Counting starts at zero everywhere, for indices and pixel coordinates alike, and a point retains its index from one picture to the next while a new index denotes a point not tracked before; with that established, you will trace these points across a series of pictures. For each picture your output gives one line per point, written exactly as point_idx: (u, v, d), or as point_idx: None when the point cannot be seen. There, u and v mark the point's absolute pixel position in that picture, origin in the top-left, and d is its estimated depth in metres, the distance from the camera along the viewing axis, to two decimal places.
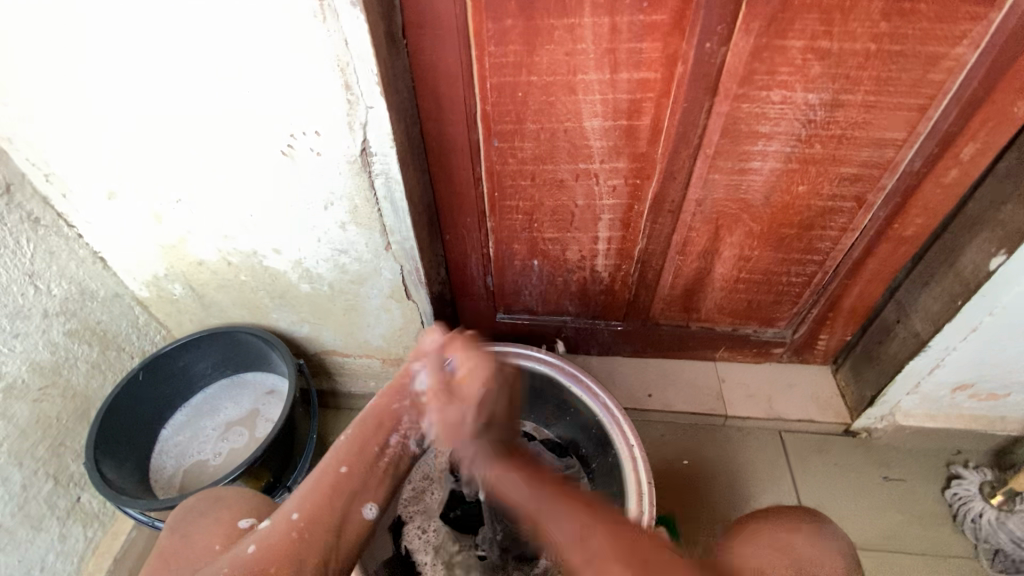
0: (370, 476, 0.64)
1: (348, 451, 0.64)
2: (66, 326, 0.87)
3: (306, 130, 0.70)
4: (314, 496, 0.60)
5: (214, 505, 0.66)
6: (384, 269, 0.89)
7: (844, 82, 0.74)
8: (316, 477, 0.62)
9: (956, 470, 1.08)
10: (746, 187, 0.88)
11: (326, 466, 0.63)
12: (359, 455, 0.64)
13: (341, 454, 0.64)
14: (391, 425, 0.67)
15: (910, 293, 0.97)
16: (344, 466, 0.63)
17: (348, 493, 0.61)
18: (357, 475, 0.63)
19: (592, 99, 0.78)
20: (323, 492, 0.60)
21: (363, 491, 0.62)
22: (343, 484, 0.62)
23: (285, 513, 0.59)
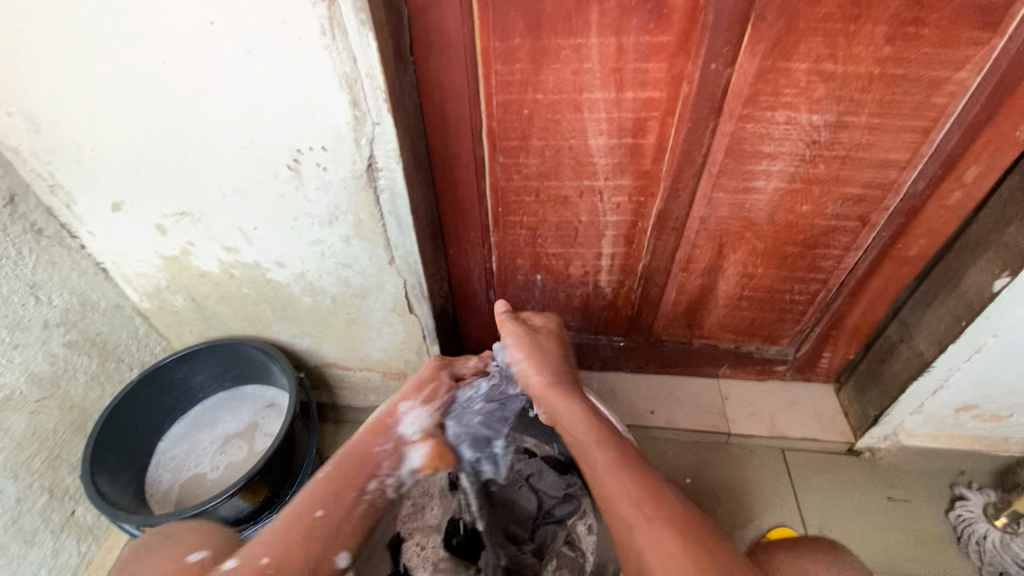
0: (344, 523, 0.72)
1: (326, 493, 0.73)
2: (66, 337, 0.87)
3: (313, 146, 0.71)
4: (288, 540, 0.67)
5: (164, 541, 0.68)
6: (387, 283, 0.89)
7: (848, 103, 0.74)
8: (292, 517, 0.69)
9: (960, 491, 1.07)
10: (749, 206, 0.89)
11: (306, 508, 0.70)
12: (336, 499, 0.73)
13: (317, 498, 0.72)
14: (371, 467, 0.79)
15: (914, 312, 0.97)
16: (320, 510, 0.71)
17: (321, 538, 0.69)
18: (332, 520, 0.71)
19: (598, 117, 0.78)
20: (297, 533, 0.68)
21: (337, 534, 0.71)
22: (319, 529, 0.69)
23: (256, 555, 0.64)
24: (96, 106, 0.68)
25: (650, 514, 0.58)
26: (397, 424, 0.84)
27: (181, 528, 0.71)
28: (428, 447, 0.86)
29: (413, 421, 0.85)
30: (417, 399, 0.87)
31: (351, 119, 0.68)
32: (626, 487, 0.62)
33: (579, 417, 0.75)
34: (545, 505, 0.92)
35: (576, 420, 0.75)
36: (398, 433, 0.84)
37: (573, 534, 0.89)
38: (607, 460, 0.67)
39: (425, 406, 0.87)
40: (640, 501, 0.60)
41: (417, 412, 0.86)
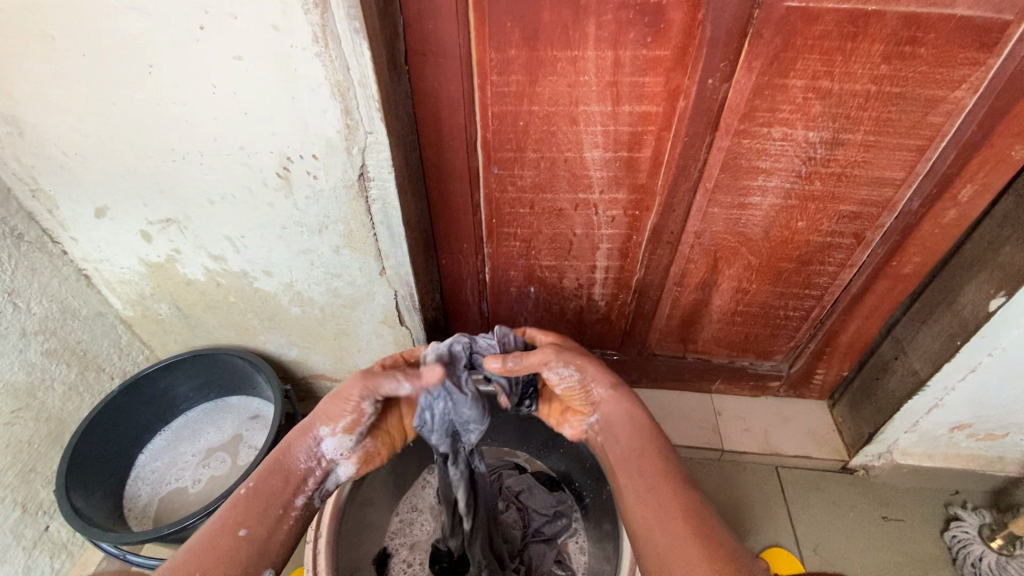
0: (270, 541, 0.62)
1: (249, 510, 0.62)
2: (44, 346, 0.84)
3: (303, 154, 0.69)
4: (202, 564, 0.58)
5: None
6: (378, 293, 0.87)
7: (844, 121, 0.74)
8: (209, 538, 0.60)
9: (954, 512, 1.06)
10: (745, 222, 0.88)
11: (223, 527, 0.61)
12: (261, 516, 0.62)
13: (240, 514, 0.62)
14: (297, 484, 0.66)
15: (908, 330, 0.97)
16: (244, 529, 0.61)
17: (243, 560, 0.59)
18: (257, 540, 0.61)
19: (594, 131, 0.78)
20: (212, 556, 0.59)
21: (262, 556, 0.61)
22: (239, 551, 0.60)
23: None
24: (80, 110, 0.67)
25: (663, 518, 0.62)
26: (318, 442, 0.68)
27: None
28: (358, 458, 0.72)
29: (335, 444, 0.69)
30: (336, 425, 0.67)
31: (343, 128, 0.66)
32: (661, 498, 0.63)
33: (630, 421, 0.71)
34: (533, 524, 0.92)
35: (622, 421, 0.71)
36: (321, 450, 0.69)
37: (563, 553, 0.90)
38: (629, 467, 0.67)
39: (349, 425, 0.68)
40: (678, 515, 0.61)
41: (341, 434, 0.68)
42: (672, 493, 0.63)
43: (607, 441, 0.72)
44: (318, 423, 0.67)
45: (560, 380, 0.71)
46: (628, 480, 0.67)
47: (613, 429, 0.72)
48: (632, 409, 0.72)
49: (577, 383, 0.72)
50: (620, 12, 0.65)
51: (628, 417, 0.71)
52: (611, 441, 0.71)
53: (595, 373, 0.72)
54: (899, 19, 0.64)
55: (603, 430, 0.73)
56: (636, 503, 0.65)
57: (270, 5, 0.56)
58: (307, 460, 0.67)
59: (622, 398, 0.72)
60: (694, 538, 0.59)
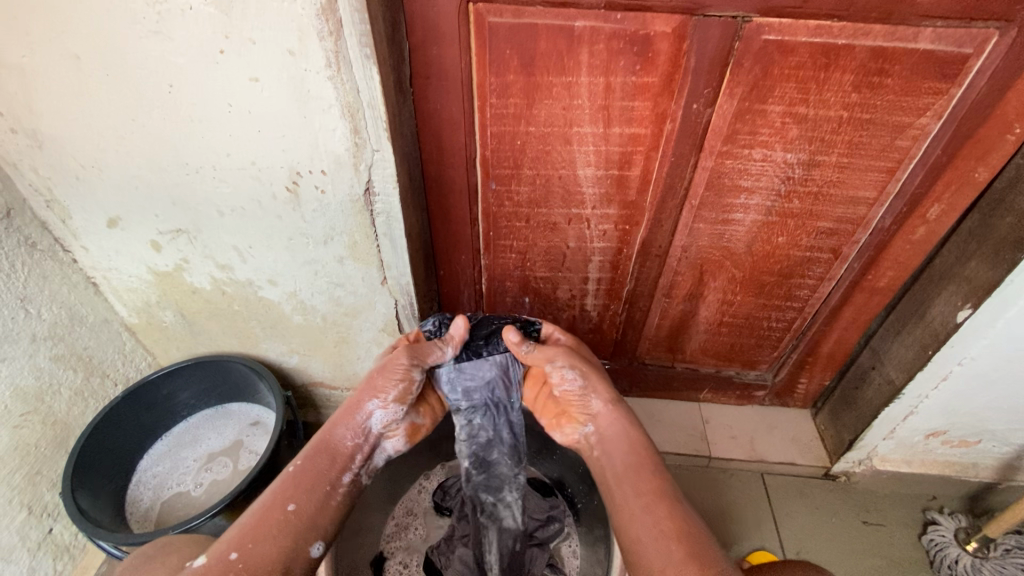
0: (317, 515, 0.66)
1: (297, 487, 0.67)
2: (52, 351, 0.86)
3: (312, 170, 0.73)
4: (254, 535, 0.61)
5: (161, 550, 0.65)
6: (379, 302, 0.91)
7: (819, 144, 0.80)
8: (260, 513, 0.63)
9: (932, 516, 1.10)
10: (729, 237, 0.93)
11: (274, 502, 0.65)
12: (308, 493, 0.67)
13: (289, 490, 0.66)
14: (343, 463, 0.72)
15: (885, 341, 1.01)
16: (292, 504, 0.65)
17: (293, 532, 0.63)
18: (305, 514, 0.65)
19: (586, 150, 0.82)
20: (266, 528, 0.62)
21: (310, 532, 0.64)
22: (290, 524, 0.63)
23: (222, 552, 0.59)
24: (100, 125, 0.70)
25: (660, 533, 0.63)
26: (366, 417, 0.75)
27: (177, 539, 0.67)
28: (403, 429, 0.80)
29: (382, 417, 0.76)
30: (386, 398, 0.75)
31: (351, 146, 0.70)
32: (655, 516, 0.65)
33: (625, 440, 0.75)
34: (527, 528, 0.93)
35: (615, 440, 0.76)
36: (368, 425, 0.75)
37: (555, 556, 0.93)
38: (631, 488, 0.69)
39: (401, 396, 0.76)
40: (671, 534, 0.63)
41: (392, 404, 0.75)
42: (667, 510, 0.65)
43: (602, 462, 0.76)
44: (368, 396, 0.74)
45: (562, 380, 0.80)
46: (626, 498, 0.69)
47: (608, 446, 0.76)
48: (626, 428, 0.76)
49: (578, 388, 0.80)
50: (611, 42, 0.71)
51: (620, 435, 0.76)
52: (606, 456, 0.75)
53: (596, 384, 0.79)
54: (867, 52, 0.70)
55: (599, 445, 0.77)
56: (632, 519, 0.67)
57: (287, 32, 0.60)
58: (354, 436, 0.74)
59: (618, 415, 0.78)
60: (689, 556, 0.60)
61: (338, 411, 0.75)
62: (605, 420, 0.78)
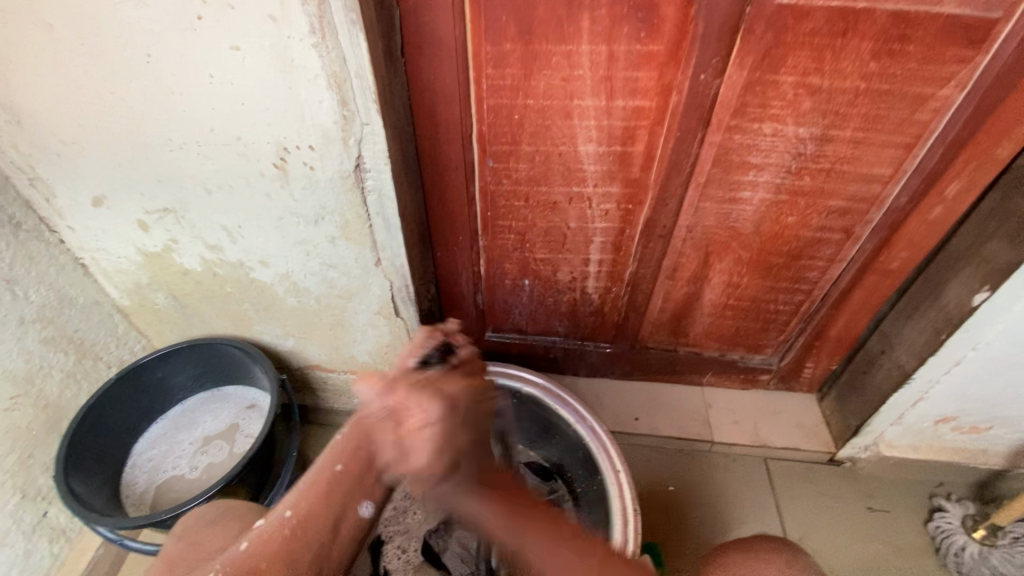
0: (365, 473, 0.63)
1: (346, 446, 0.63)
2: (41, 334, 0.84)
3: (300, 145, 0.70)
4: (308, 493, 0.60)
5: (222, 515, 0.65)
6: (373, 284, 0.88)
7: (833, 117, 0.75)
8: (313, 472, 0.62)
9: (939, 503, 1.08)
10: (736, 216, 0.89)
11: (323, 463, 0.63)
12: (357, 452, 0.63)
13: (339, 449, 0.63)
14: (387, 428, 0.62)
15: (895, 324, 0.98)
16: (340, 464, 0.62)
17: (344, 490, 0.61)
18: (352, 473, 0.62)
19: (588, 125, 0.79)
20: (318, 488, 0.61)
21: (358, 491, 0.62)
22: (339, 483, 0.62)
23: (279, 509, 0.59)
24: (79, 98, 0.67)
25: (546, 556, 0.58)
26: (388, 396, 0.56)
27: (236, 506, 0.67)
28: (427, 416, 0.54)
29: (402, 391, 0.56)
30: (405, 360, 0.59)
31: (340, 119, 0.67)
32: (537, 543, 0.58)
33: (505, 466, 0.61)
34: None
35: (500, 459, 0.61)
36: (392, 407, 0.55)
37: None
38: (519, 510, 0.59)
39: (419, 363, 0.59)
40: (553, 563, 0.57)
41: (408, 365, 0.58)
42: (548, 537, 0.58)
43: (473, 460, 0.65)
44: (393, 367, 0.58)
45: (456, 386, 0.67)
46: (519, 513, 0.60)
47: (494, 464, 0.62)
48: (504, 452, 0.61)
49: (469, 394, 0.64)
50: (613, 8, 0.66)
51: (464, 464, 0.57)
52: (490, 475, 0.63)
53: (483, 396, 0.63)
54: (888, 17, 0.65)
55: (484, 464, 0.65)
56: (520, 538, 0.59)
57: None
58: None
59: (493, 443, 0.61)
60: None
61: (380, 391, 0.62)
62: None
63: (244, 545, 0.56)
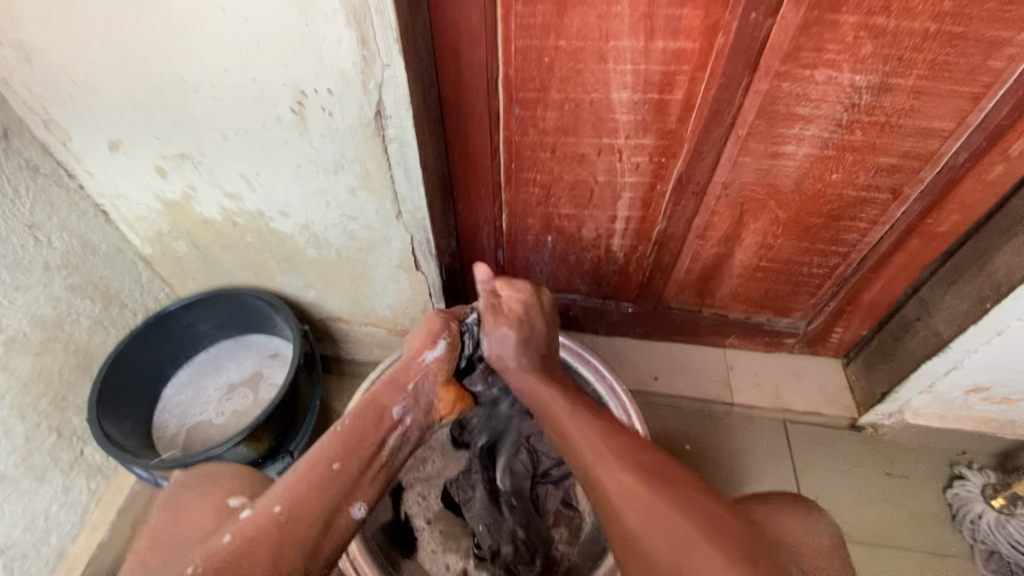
0: (359, 476, 0.65)
1: (343, 445, 0.66)
2: (67, 280, 0.85)
3: (318, 88, 0.66)
4: (302, 488, 0.61)
5: (204, 482, 0.66)
6: (394, 238, 0.86)
7: (895, 64, 0.69)
8: (303, 468, 0.64)
9: (959, 471, 1.06)
10: (776, 172, 0.84)
11: (317, 461, 0.64)
12: (354, 451, 0.66)
13: (334, 449, 0.66)
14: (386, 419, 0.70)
15: (935, 291, 0.94)
16: (336, 463, 0.65)
17: (337, 489, 0.63)
18: (347, 473, 0.64)
19: (623, 69, 0.73)
20: (312, 483, 0.62)
21: (353, 493, 0.64)
22: (336, 480, 0.63)
23: (267, 504, 0.60)
24: (87, 35, 0.64)
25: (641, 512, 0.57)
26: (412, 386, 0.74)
27: (222, 469, 0.68)
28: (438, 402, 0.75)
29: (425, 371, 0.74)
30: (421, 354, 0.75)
31: (359, 61, 0.63)
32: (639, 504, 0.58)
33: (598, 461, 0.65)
34: (542, 466, 0.98)
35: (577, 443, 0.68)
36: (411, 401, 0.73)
37: (570, 493, 0.97)
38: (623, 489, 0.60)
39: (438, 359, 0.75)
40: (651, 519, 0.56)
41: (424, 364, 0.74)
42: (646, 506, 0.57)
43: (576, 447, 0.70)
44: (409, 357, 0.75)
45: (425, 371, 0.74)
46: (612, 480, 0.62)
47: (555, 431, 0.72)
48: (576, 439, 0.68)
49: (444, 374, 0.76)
50: None
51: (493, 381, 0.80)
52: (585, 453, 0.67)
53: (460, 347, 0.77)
54: None
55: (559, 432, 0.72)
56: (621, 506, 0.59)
57: None
58: (402, 397, 0.72)
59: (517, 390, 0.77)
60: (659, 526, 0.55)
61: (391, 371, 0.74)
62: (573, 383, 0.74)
63: (227, 537, 0.57)
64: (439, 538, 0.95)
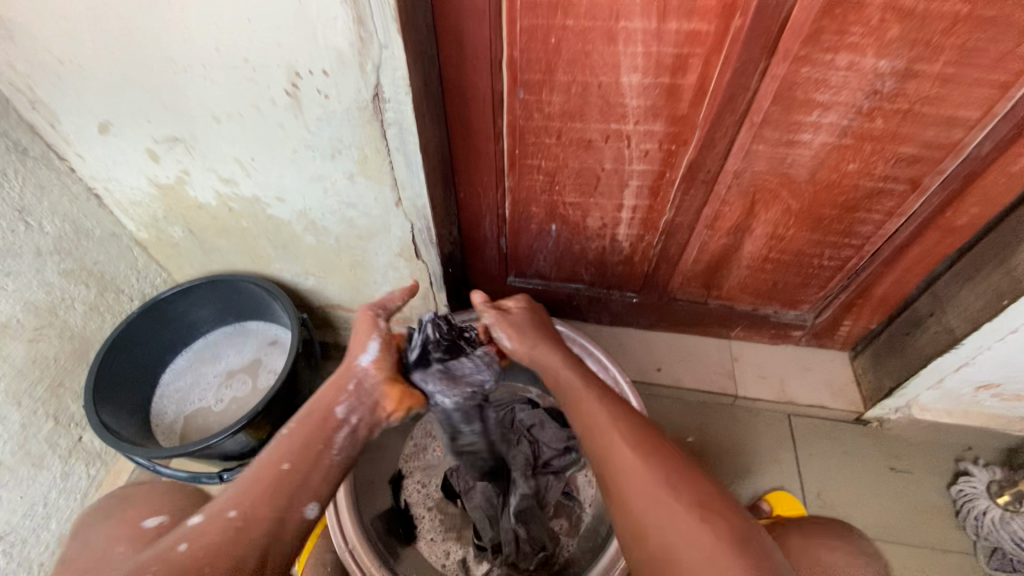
0: (313, 474, 0.61)
1: (293, 443, 0.62)
2: (61, 266, 0.83)
3: (313, 70, 0.63)
4: (255, 490, 0.57)
5: (118, 506, 0.65)
6: (393, 225, 0.83)
7: (922, 49, 0.65)
8: (254, 472, 0.59)
9: (965, 467, 1.05)
10: (791, 162, 0.81)
11: (269, 462, 0.60)
12: (305, 448, 0.62)
13: (287, 447, 0.62)
14: (334, 418, 0.66)
15: (950, 286, 0.91)
16: (288, 462, 0.60)
17: (288, 490, 0.58)
18: (301, 471, 0.61)
19: (633, 51, 0.69)
20: (264, 484, 0.58)
21: (307, 491, 0.60)
22: (289, 479, 0.59)
23: (220, 508, 0.55)
24: (70, 11, 0.61)
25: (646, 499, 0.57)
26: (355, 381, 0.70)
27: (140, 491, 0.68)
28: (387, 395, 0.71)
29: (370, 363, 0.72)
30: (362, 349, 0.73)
31: (356, 41, 0.59)
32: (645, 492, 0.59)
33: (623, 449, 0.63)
34: (543, 456, 0.95)
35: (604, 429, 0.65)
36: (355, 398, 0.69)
37: (571, 484, 0.97)
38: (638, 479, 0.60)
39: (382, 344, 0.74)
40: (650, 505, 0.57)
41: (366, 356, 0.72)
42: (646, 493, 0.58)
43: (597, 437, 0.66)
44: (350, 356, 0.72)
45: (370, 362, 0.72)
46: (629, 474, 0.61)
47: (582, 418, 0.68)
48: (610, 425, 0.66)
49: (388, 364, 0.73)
50: None
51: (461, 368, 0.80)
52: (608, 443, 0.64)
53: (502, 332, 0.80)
54: None
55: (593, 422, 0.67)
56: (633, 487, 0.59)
57: None
58: (345, 396, 0.68)
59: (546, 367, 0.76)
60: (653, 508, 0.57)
61: (325, 383, 0.69)
62: (578, 374, 0.72)
63: (184, 545, 0.52)
64: (439, 527, 0.95)
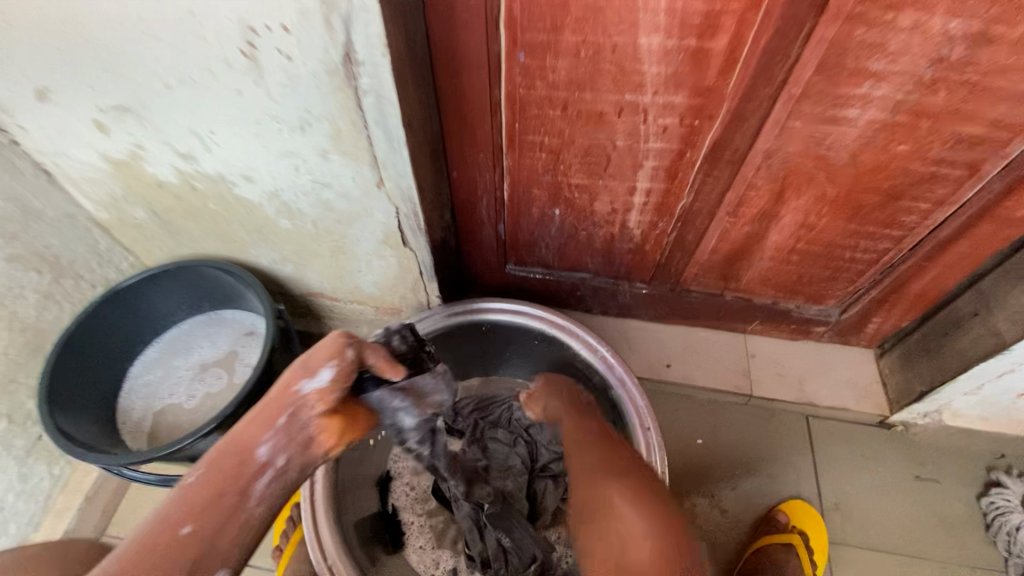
0: (224, 535, 0.48)
1: (200, 500, 0.48)
2: (5, 252, 0.75)
3: (270, 25, 0.52)
4: (145, 563, 0.44)
5: None
6: (375, 209, 0.74)
7: (1007, 6, 0.53)
8: (145, 536, 0.46)
9: (997, 477, 0.97)
10: (831, 142, 0.70)
11: (166, 520, 0.46)
12: (213, 507, 0.48)
13: (192, 502, 0.48)
14: (255, 463, 0.50)
15: (1000, 285, 0.81)
16: (189, 525, 0.47)
17: (195, 558, 0.46)
18: (208, 535, 0.47)
19: (655, 7, 0.58)
20: (157, 560, 0.45)
21: (214, 558, 0.47)
22: (191, 548, 0.46)
23: None
24: None
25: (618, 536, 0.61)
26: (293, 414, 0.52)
27: None
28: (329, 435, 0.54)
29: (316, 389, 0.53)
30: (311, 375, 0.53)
31: None
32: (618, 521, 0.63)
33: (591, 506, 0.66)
34: (540, 459, 0.93)
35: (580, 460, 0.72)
36: (287, 440, 0.51)
37: None
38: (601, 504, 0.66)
39: (336, 377, 0.54)
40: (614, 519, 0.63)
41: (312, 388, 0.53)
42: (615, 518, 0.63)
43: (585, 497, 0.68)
44: (287, 380, 0.52)
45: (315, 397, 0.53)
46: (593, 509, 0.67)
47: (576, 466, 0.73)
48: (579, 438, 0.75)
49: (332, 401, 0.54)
50: None
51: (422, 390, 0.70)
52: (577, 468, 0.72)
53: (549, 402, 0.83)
54: None
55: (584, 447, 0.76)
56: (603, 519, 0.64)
57: None
58: (271, 436, 0.51)
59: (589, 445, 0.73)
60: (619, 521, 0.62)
61: (264, 398, 0.52)
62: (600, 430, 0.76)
63: None
64: (429, 533, 0.89)
